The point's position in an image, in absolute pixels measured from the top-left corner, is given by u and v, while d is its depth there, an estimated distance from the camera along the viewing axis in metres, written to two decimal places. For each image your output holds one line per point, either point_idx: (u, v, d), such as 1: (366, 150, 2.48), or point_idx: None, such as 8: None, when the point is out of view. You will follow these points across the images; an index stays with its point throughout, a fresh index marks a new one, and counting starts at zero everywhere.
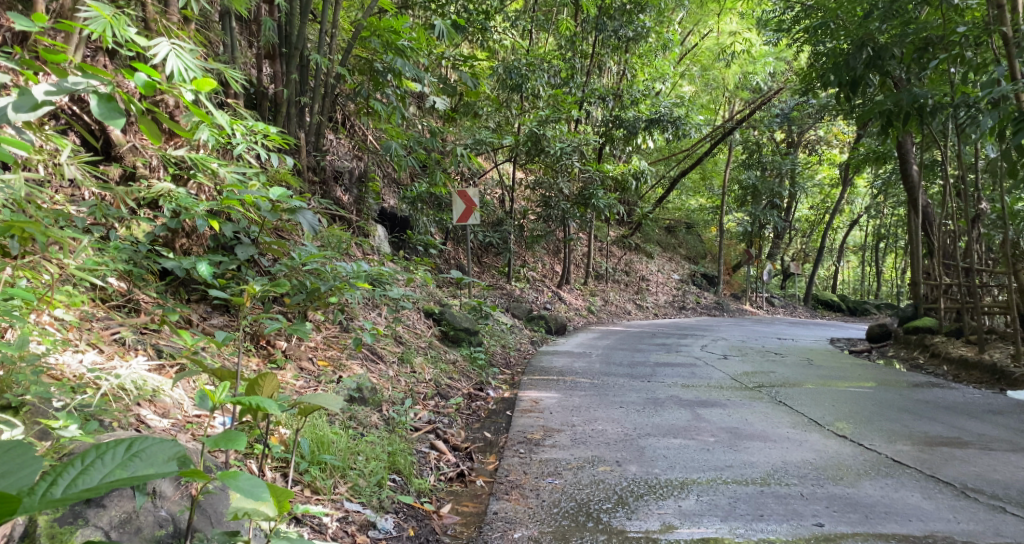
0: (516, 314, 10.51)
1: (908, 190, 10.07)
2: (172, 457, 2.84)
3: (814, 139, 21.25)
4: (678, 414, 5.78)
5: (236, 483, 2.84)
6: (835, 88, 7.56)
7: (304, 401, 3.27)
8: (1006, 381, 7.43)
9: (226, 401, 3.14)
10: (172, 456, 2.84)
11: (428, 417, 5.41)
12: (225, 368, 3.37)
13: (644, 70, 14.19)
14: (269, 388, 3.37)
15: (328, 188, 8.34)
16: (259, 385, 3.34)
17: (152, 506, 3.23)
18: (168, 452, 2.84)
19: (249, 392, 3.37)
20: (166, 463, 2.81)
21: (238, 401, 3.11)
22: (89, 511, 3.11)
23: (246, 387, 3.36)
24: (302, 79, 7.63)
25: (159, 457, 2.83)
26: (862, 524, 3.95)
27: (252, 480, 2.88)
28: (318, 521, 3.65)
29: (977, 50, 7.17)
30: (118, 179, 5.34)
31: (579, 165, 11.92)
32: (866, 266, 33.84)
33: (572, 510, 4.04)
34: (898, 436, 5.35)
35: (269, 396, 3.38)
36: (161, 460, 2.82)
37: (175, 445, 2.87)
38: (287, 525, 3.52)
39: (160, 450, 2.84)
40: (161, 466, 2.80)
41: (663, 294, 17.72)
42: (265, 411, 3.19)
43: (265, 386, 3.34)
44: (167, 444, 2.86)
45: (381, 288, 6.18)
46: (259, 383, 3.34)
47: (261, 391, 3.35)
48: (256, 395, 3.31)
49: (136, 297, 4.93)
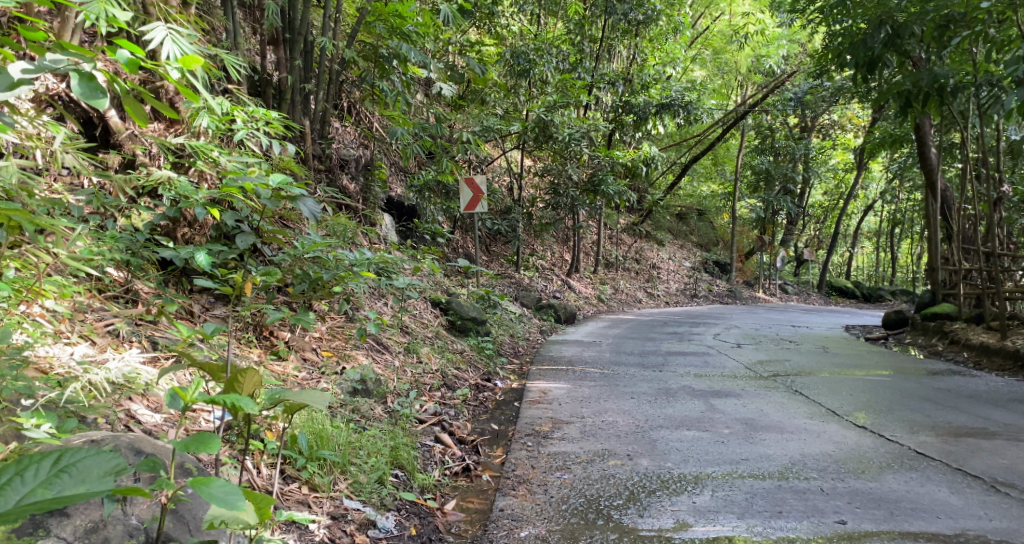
0: (525, 303, 10.37)
1: (926, 174, 9.85)
2: (108, 471, 2.70)
3: (828, 124, 20.96)
4: (691, 405, 5.62)
5: (208, 492, 2.75)
6: (852, 69, 7.50)
7: (287, 398, 3.11)
8: None
9: (200, 400, 2.97)
10: (108, 470, 2.70)
11: (434, 408, 5.28)
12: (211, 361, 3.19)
13: (655, 54, 13.96)
14: (250, 385, 3.16)
15: (335, 176, 8.17)
16: (238, 382, 3.13)
17: (122, 514, 3.04)
18: (103, 467, 2.69)
19: (229, 390, 3.18)
20: (100, 480, 2.67)
21: (212, 399, 2.96)
22: (51, 520, 2.93)
23: (225, 384, 3.15)
24: (307, 65, 7.43)
25: (94, 473, 2.69)
26: (887, 521, 3.79)
27: (226, 488, 2.79)
28: (304, 529, 3.47)
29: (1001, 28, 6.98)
30: (118, 167, 5.22)
31: (589, 151, 11.69)
32: (880, 252, 33.51)
33: (582, 506, 3.90)
34: (921, 426, 5.18)
35: (250, 393, 3.18)
36: (95, 476, 2.68)
37: (112, 458, 2.72)
38: (272, 533, 3.35)
39: (94, 464, 2.69)
40: (95, 483, 2.66)
41: (674, 282, 17.54)
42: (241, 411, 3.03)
43: (245, 382, 3.14)
44: (102, 458, 2.71)
45: (387, 277, 6.04)
46: (239, 380, 3.13)
47: (241, 388, 3.14)
48: (234, 393, 3.11)
49: (135, 288, 4.78)
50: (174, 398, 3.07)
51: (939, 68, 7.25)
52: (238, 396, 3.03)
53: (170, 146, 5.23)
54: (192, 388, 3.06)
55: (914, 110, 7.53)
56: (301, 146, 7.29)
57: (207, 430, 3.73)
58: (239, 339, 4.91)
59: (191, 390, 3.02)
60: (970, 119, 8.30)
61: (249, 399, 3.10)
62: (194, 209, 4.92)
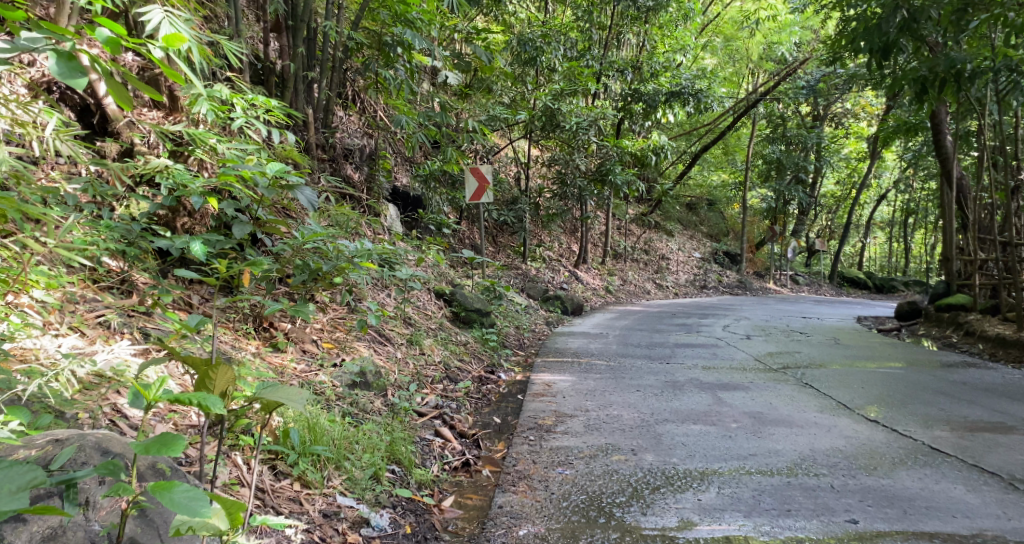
0: (532, 294, 10.26)
1: (941, 162, 9.69)
2: (22, 487, 2.62)
3: (841, 112, 20.67)
4: (697, 398, 5.50)
5: (170, 497, 2.72)
6: (866, 55, 7.36)
7: (262, 396, 3.05)
8: None
9: (166, 398, 2.91)
10: (22, 485, 2.62)
11: (436, 401, 5.18)
12: (195, 354, 3.11)
13: (665, 41, 13.79)
14: (222, 383, 3.13)
15: (339, 166, 8.06)
16: (210, 379, 3.10)
17: (83, 520, 2.92)
18: (17, 482, 2.62)
19: (200, 387, 3.13)
20: (10, 496, 2.59)
21: (178, 397, 2.90)
22: (7, 528, 2.81)
23: (197, 382, 3.11)
24: (309, 53, 7.29)
25: (5, 489, 2.60)
26: (901, 521, 3.67)
27: (189, 494, 2.75)
28: (283, 534, 3.33)
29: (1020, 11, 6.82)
30: (116, 157, 5.06)
31: (597, 140, 11.52)
32: (893, 242, 33.20)
33: (584, 504, 3.79)
34: (935, 420, 5.05)
35: (221, 390, 3.14)
36: (8, 492, 2.60)
37: (28, 473, 2.64)
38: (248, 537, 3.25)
39: (8, 479, 2.62)
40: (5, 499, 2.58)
41: (684, 273, 17.38)
42: (209, 410, 2.98)
43: (217, 379, 3.10)
44: (17, 473, 2.63)
45: (390, 268, 5.93)
46: (211, 377, 3.10)
47: (212, 385, 3.10)
48: (205, 390, 3.07)
49: (130, 278, 4.65)
50: (136, 397, 3.00)
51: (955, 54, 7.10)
52: (206, 395, 2.97)
53: (169, 133, 5.11)
54: (155, 386, 2.98)
55: (929, 96, 7.39)
56: (303, 134, 7.17)
57: (196, 425, 3.67)
58: (236, 331, 4.82)
59: (155, 388, 2.95)
60: (986, 105, 8.14)
61: (220, 398, 3.03)
62: (191, 197, 4.75)
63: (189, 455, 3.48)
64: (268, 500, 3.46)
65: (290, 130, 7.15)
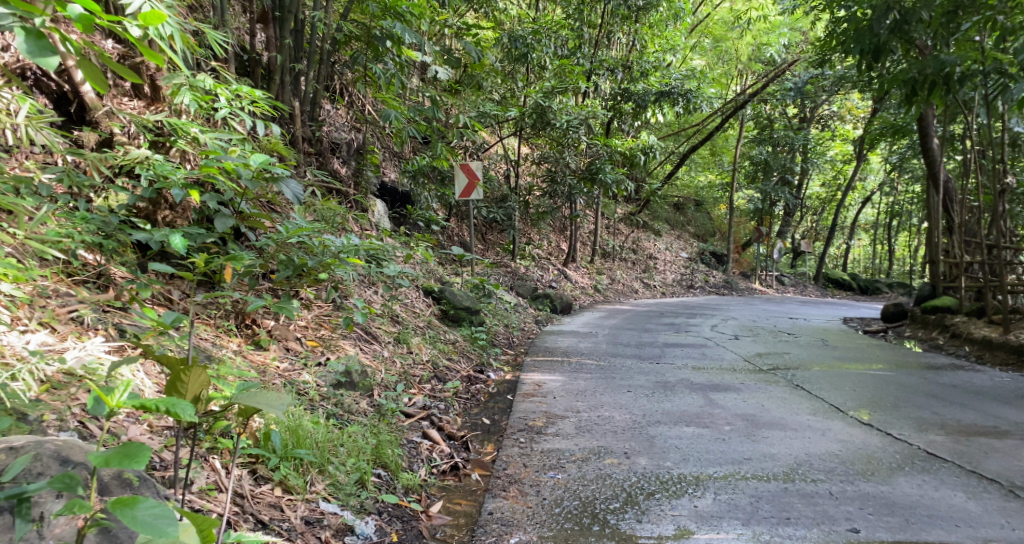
0: (521, 293, 10.14)
1: (928, 165, 9.66)
2: None
3: (828, 114, 20.68)
4: (689, 399, 5.39)
5: (134, 515, 2.63)
6: (856, 57, 7.31)
7: (238, 402, 2.93)
8: None
9: (133, 405, 2.78)
10: None
11: (423, 402, 5.05)
12: (170, 353, 2.99)
13: (655, 41, 13.68)
14: (195, 386, 3.00)
15: (325, 160, 7.89)
16: (182, 381, 2.96)
17: (37, 537, 2.76)
18: None
19: (171, 390, 3.00)
20: None
21: (145, 404, 2.77)
22: None
23: (168, 384, 2.98)
24: (296, 44, 7.13)
25: None
26: (903, 530, 3.58)
27: (153, 511, 2.66)
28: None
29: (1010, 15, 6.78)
30: (95, 146, 4.86)
31: (587, 139, 11.41)
32: (877, 244, 33.30)
33: (577, 510, 3.68)
34: (930, 424, 4.97)
35: (194, 394, 3.01)
36: None
37: None
38: None
39: None
40: None
41: (671, 273, 17.31)
42: (180, 418, 2.86)
43: (189, 382, 2.97)
44: None
45: (377, 264, 5.79)
46: (183, 380, 2.97)
47: (184, 389, 2.97)
48: (177, 393, 2.95)
49: (108, 272, 4.49)
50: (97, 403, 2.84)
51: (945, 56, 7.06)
52: (176, 401, 2.85)
53: (149, 123, 4.95)
54: (120, 391, 2.85)
55: (919, 98, 7.33)
56: (290, 127, 7.01)
57: (173, 426, 3.53)
58: (217, 327, 4.67)
59: (118, 393, 2.83)
60: (976, 108, 8.09)
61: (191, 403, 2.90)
62: (172, 189, 4.59)
63: (164, 459, 3.33)
64: (246, 506, 3.33)
65: (276, 123, 6.99)
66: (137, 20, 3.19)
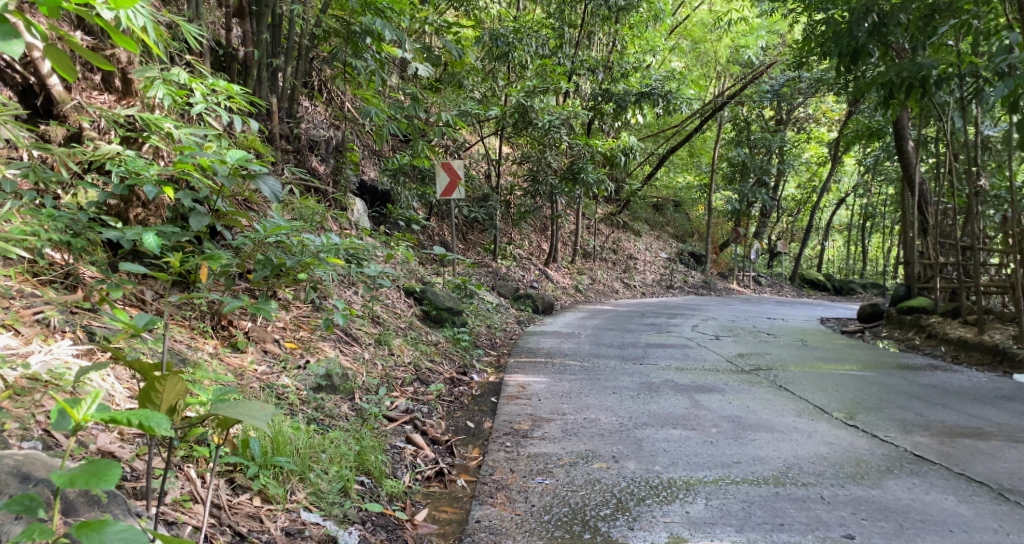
0: (503, 293, 10.04)
1: (903, 166, 9.66)
2: None
3: (803, 116, 20.79)
4: (675, 401, 5.31)
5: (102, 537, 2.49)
6: (834, 59, 7.24)
7: (219, 413, 2.81)
8: (1009, 363, 7.02)
9: (104, 417, 2.63)
10: None
11: (406, 405, 4.92)
12: (143, 359, 2.86)
13: (635, 41, 13.61)
14: (170, 396, 2.86)
15: (303, 158, 7.74)
16: (157, 391, 2.83)
17: None
18: None
19: (145, 401, 2.86)
20: None
21: (117, 417, 2.63)
22: None
23: (142, 394, 2.84)
24: (274, 39, 6.97)
25: None
26: (898, 536, 3.52)
27: (123, 532, 2.52)
28: None
29: (987, 18, 6.70)
30: (63, 141, 4.73)
31: (568, 139, 11.34)
32: (851, 245, 33.55)
33: (567, 517, 3.59)
34: (914, 425, 4.93)
35: (170, 404, 2.87)
36: None
37: None
38: None
39: None
40: None
41: (651, 273, 17.28)
42: (155, 431, 2.71)
43: (165, 391, 2.84)
44: None
45: (357, 264, 5.65)
46: (158, 390, 2.84)
47: (159, 399, 2.84)
48: (151, 403, 2.81)
49: (77, 272, 4.34)
50: (60, 417, 2.68)
51: (921, 60, 6.92)
52: (151, 414, 2.70)
53: (120, 118, 4.79)
54: (86, 403, 2.69)
55: (896, 101, 7.21)
56: (267, 123, 6.85)
57: (144, 434, 3.38)
58: (192, 330, 4.53)
59: (85, 406, 2.67)
60: (952, 111, 8.06)
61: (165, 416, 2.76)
62: (144, 186, 4.44)
63: (134, 470, 3.19)
64: (223, 518, 3.20)
65: (253, 119, 6.82)
66: (107, 2, 2.99)
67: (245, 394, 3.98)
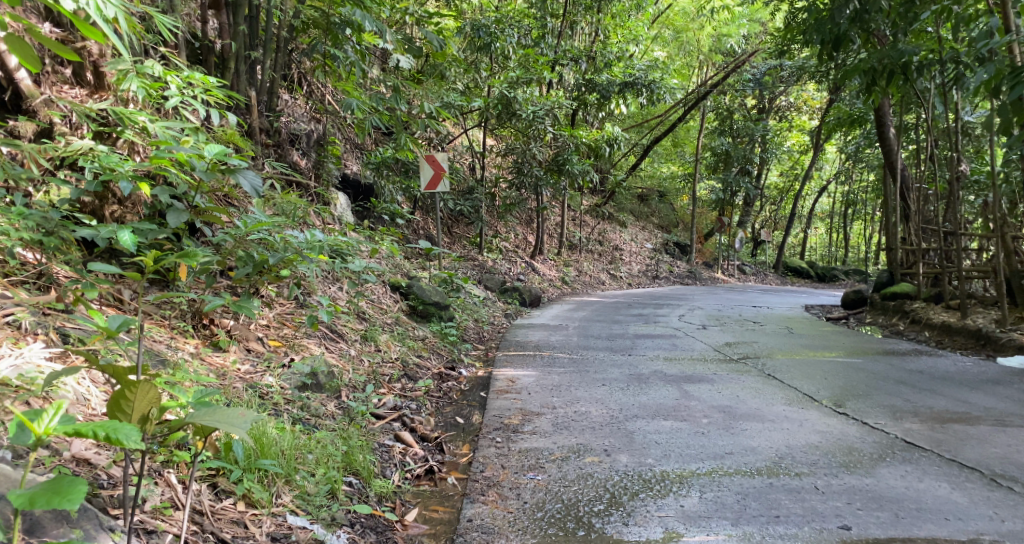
0: (489, 286, 9.96)
1: (885, 153, 9.61)
2: None
3: (784, 105, 20.76)
4: (664, 392, 5.25)
5: None
6: (816, 47, 7.17)
7: (195, 421, 2.70)
8: (992, 346, 6.99)
9: (71, 432, 2.55)
10: None
11: (394, 402, 4.83)
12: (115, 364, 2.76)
13: (618, 31, 13.51)
14: (142, 405, 2.75)
15: (284, 152, 7.61)
16: (128, 399, 2.73)
17: None
18: None
19: (116, 411, 2.75)
20: None
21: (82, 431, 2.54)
22: None
23: (112, 404, 2.74)
24: (251, 32, 6.84)
25: None
26: (895, 526, 3.47)
27: None
28: None
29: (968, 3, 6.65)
30: (33, 137, 4.61)
31: (553, 130, 11.25)
32: (834, 232, 33.67)
33: (560, 513, 3.52)
34: (904, 412, 4.88)
35: (144, 412, 2.76)
36: None
37: None
38: None
39: None
40: None
41: (637, 264, 17.25)
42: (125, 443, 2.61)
43: (136, 399, 2.74)
44: None
45: (341, 259, 5.55)
46: (128, 398, 2.73)
47: (130, 407, 2.74)
48: (121, 412, 2.71)
49: (51, 272, 4.23)
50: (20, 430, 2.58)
51: (903, 46, 6.86)
52: (119, 425, 2.61)
53: (93, 113, 4.69)
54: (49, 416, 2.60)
55: (878, 89, 7.13)
56: (246, 117, 6.73)
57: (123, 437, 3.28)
58: (172, 329, 4.42)
59: (48, 419, 2.57)
60: (933, 98, 8.01)
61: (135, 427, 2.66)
62: (119, 182, 4.34)
63: (111, 476, 3.07)
64: (205, 525, 3.09)
65: (232, 113, 6.69)
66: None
67: (228, 394, 3.88)
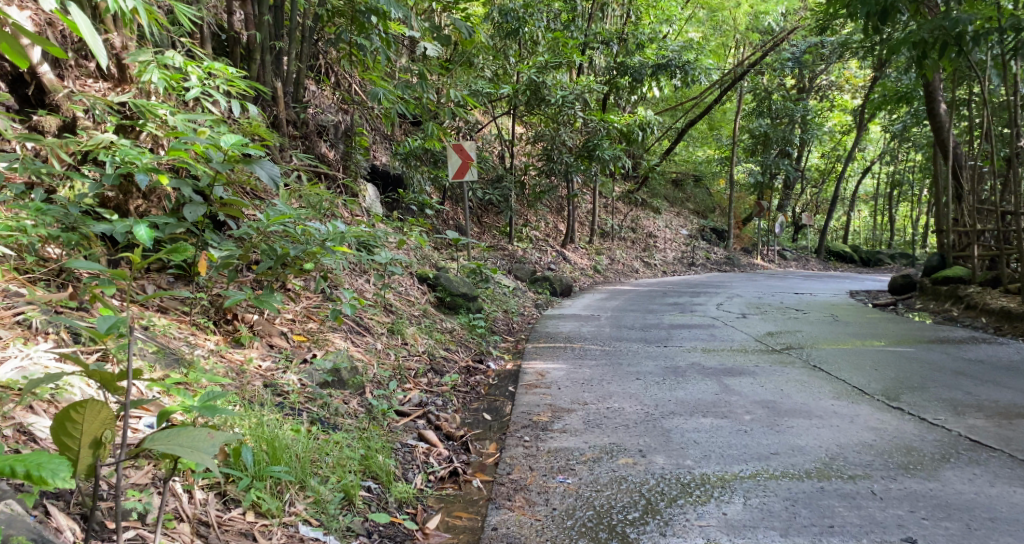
0: (519, 276, 9.78)
1: (935, 131, 9.16)
2: None
3: (825, 84, 20.21)
4: (704, 386, 5.02)
5: None
6: (862, 20, 6.79)
7: (151, 446, 2.59)
8: None
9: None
10: None
11: (419, 398, 4.66)
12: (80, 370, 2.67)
13: (649, 12, 13.20)
14: (92, 425, 2.63)
15: (311, 144, 7.48)
16: (74, 422, 2.60)
17: None
18: None
19: (60, 433, 2.61)
20: None
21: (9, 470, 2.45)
22: None
23: (56, 426, 2.60)
24: (276, 21, 6.70)
25: None
26: (965, 538, 3.22)
27: None
28: None
29: None
30: (57, 132, 4.48)
31: (583, 114, 10.99)
32: (878, 215, 32.72)
33: (591, 522, 3.32)
34: (966, 407, 4.58)
35: (91, 434, 2.63)
36: None
37: None
38: None
39: None
40: None
41: (672, 250, 16.91)
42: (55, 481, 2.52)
43: (85, 419, 2.61)
44: None
45: (366, 251, 5.38)
46: (74, 419, 2.60)
47: (77, 429, 2.61)
48: (66, 433, 2.59)
49: (73, 269, 4.13)
50: None
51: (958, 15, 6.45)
52: (49, 464, 2.51)
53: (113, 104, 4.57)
54: None
55: (929, 63, 6.74)
56: (271, 109, 6.59)
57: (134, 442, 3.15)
58: (192, 325, 4.30)
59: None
60: (988, 71, 7.57)
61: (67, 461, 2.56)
62: (137, 176, 4.22)
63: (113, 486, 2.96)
64: (212, 537, 2.97)
65: (257, 104, 6.56)
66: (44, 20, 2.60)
67: (245, 395, 3.74)
